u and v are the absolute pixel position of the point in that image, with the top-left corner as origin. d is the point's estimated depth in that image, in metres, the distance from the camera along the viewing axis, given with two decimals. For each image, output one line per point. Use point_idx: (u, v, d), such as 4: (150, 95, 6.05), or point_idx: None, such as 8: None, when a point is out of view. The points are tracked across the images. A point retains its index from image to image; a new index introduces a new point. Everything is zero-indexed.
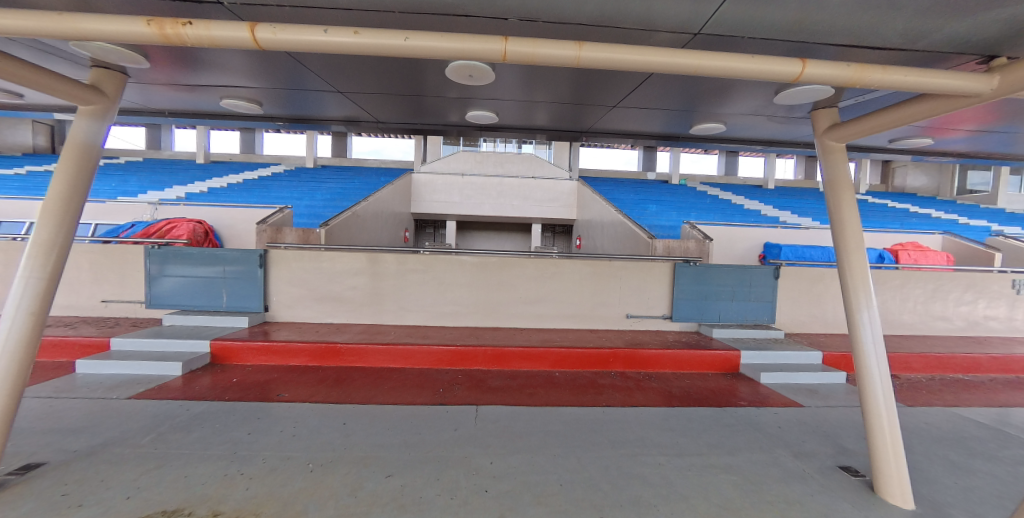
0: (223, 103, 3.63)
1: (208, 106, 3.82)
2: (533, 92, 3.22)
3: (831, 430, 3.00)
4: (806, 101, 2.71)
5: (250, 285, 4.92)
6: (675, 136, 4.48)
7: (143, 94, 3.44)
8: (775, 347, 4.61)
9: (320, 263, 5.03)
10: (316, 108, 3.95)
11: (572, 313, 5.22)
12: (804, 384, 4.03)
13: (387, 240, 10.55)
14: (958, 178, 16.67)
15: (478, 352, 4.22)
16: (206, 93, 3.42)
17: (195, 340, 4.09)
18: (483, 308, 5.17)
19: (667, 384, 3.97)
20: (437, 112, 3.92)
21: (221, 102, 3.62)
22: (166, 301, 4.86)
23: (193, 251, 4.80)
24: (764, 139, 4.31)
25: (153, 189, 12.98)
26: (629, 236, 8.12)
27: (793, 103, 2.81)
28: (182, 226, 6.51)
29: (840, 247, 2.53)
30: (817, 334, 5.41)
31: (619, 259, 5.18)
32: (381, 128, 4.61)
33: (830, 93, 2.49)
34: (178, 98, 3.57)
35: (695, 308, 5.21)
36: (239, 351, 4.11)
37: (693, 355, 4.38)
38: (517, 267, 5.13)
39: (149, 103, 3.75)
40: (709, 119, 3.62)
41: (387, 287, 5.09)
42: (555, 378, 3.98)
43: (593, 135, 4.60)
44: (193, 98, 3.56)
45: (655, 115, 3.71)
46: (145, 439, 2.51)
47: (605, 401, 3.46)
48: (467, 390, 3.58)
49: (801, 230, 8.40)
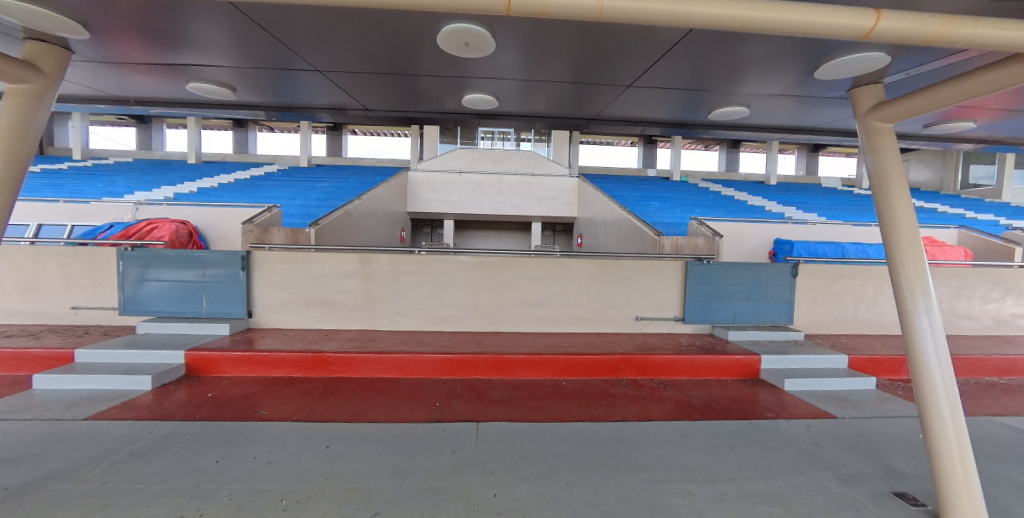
0: (188, 86, 3.26)
1: (172, 90, 3.43)
2: (539, 70, 2.89)
3: (874, 447, 2.68)
4: (848, 74, 2.41)
5: (232, 289, 4.58)
6: (692, 124, 4.17)
7: (94, 75, 3.05)
8: (797, 351, 4.30)
9: (309, 266, 4.70)
10: (300, 94, 3.61)
11: (578, 316, 4.90)
12: (832, 391, 3.71)
13: (383, 239, 10.19)
14: (961, 171, 16.64)
15: (478, 360, 3.88)
16: (174, 76, 3.09)
17: (169, 351, 3.74)
18: (484, 312, 4.85)
19: (684, 393, 3.65)
20: (433, 98, 3.61)
21: (185, 85, 3.24)
22: (141, 307, 4.54)
23: (172, 253, 4.51)
24: (785, 126, 4.00)
25: (141, 189, 12.60)
26: (635, 234, 7.79)
27: (832, 78, 2.51)
28: (164, 227, 6.22)
29: (892, 243, 2.22)
30: (839, 335, 5.09)
31: (628, 258, 4.86)
32: (369, 116, 4.24)
33: (886, 60, 2.21)
34: (138, 81, 3.20)
35: (708, 309, 4.92)
36: (219, 361, 3.76)
37: (709, 360, 4.07)
38: (519, 267, 4.81)
39: (102, 87, 3.35)
40: (730, 101, 3.30)
41: (380, 289, 4.76)
42: (562, 388, 3.65)
43: (602, 123, 4.27)
44: (152, 81, 3.18)
45: (672, 98, 3.39)
46: (96, 471, 2.17)
47: (619, 414, 3.13)
48: (467, 403, 3.26)
49: (810, 226, 8.13)
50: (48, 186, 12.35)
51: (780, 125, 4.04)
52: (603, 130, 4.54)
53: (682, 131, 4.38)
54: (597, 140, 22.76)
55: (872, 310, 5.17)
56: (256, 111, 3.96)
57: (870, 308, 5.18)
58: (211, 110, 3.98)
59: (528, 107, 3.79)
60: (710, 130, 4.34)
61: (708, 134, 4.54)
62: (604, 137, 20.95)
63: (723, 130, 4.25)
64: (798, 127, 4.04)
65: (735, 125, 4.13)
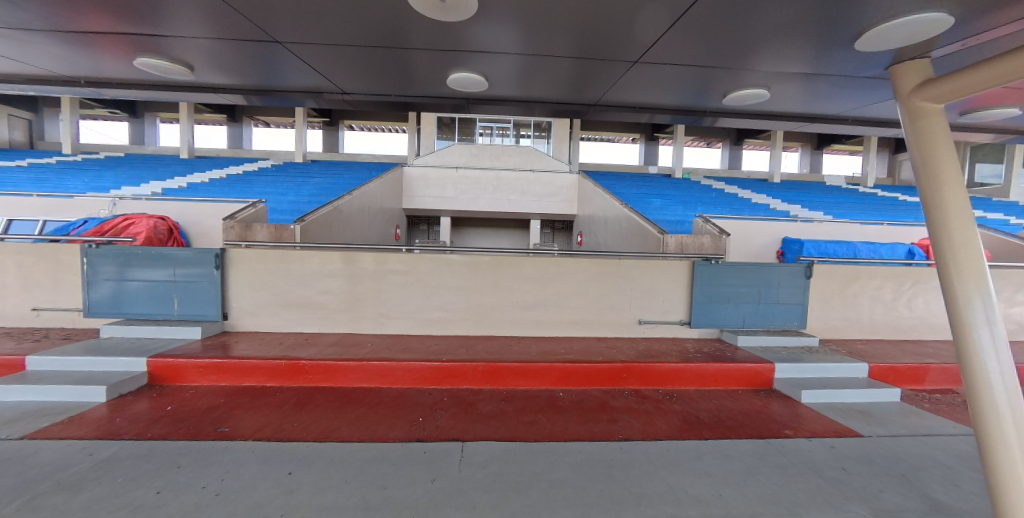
0: (137, 62, 2.94)
1: (124, 67, 3.12)
2: (535, 44, 2.57)
3: (911, 472, 2.37)
4: (893, 43, 2.09)
5: (205, 290, 4.26)
6: (702, 111, 3.84)
7: (25, 46, 2.72)
8: (811, 359, 3.99)
9: (288, 265, 4.39)
10: (272, 75, 3.31)
11: (576, 319, 4.59)
12: (853, 404, 3.40)
13: (375, 236, 9.85)
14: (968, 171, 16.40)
15: (467, 368, 3.56)
16: (117, 48, 2.75)
17: (129, 357, 3.42)
18: (476, 315, 4.53)
19: (692, 406, 3.33)
20: (414, 76, 3.27)
21: (134, 61, 2.93)
22: (106, 309, 4.22)
23: (140, 251, 4.20)
24: (803, 112, 3.68)
25: (128, 184, 12.24)
26: (636, 232, 7.47)
27: (875, 49, 2.19)
28: (140, 223, 5.91)
29: (942, 242, 1.90)
30: (854, 341, 4.76)
31: (630, 257, 4.56)
32: (350, 101, 3.95)
33: (949, 22, 1.89)
34: (81, 55, 2.89)
35: (715, 311, 4.61)
36: (185, 369, 3.44)
37: (718, 369, 3.75)
38: (514, 267, 4.49)
39: (41, 62, 3.03)
40: (745, 81, 2.97)
41: (364, 290, 4.44)
42: (559, 400, 3.33)
43: (604, 110, 3.96)
44: (95, 54, 2.86)
45: (683, 78, 3.07)
46: (11, 508, 1.86)
47: (621, 432, 2.82)
48: (452, 418, 2.94)
49: (819, 225, 7.83)
50: (33, 180, 12.02)
51: (796, 113, 3.72)
52: (605, 118, 4.24)
53: (690, 119, 4.07)
54: (597, 137, 22.44)
55: (890, 313, 4.85)
56: (218, 93, 3.63)
57: (888, 312, 4.85)
58: (182, 94, 3.72)
59: (522, 89, 3.47)
60: (721, 118, 4.01)
61: (718, 123, 4.23)
62: (604, 134, 20.62)
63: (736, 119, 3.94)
64: (818, 116, 3.71)
65: (749, 112, 3.81)
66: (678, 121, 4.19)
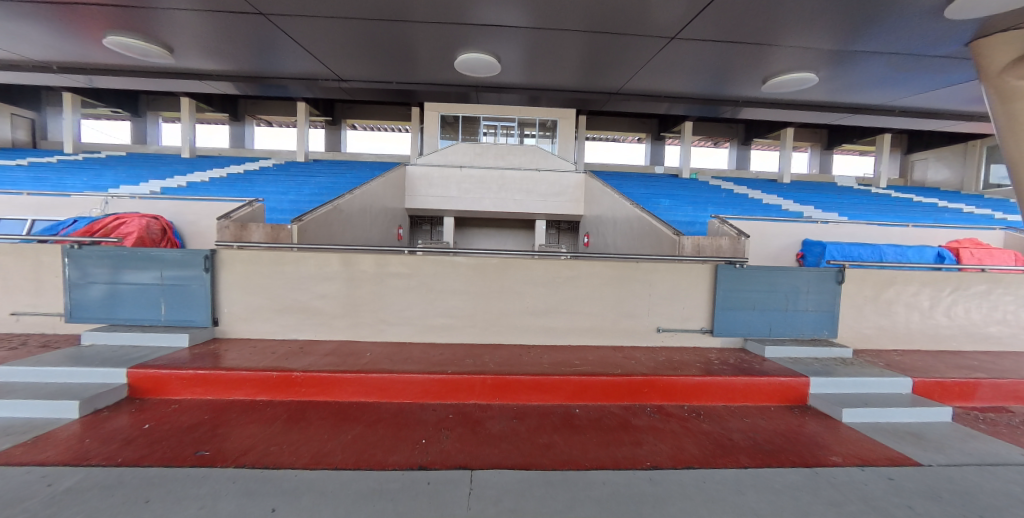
0: (108, 43, 2.68)
1: (96, 48, 2.86)
2: (553, 14, 2.29)
3: (990, 512, 2.05)
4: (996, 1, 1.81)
5: (194, 293, 3.99)
6: (732, 99, 3.56)
7: None
8: (848, 372, 3.67)
9: (282, 267, 4.12)
10: (265, 59, 3.08)
11: (591, 326, 4.29)
12: (900, 425, 3.08)
13: (377, 237, 9.57)
14: (983, 170, 16.60)
15: (474, 381, 3.26)
16: (80, 23, 2.46)
17: (108, 368, 3.14)
18: (483, 321, 4.23)
19: (723, 425, 3.02)
20: (417, 57, 2.97)
21: (104, 41, 2.67)
22: (89, 313, 3.96)
23: (125, 251, 3.93)
24: (839, 101, 3.39)
25: (127, 183, 12.04)
26: (648, 233, 7.17)
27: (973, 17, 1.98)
28: (132, 222, 5.66)
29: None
30: (889, 351, 4.43)
31: (648, 259, 4.27)
32: (347, 89, 3.72)
33: None
34: (45, 35, 2.63)
35: (739, 319, 4.31)
36: (167, 381, 3.15)
37: (748, 383, 3.44)
38: (524, 270, 4.20)
39: (7, 45, 2.81)
40: (784, 58, 2.67)
41: (364, 295, 4.16)
42: (575, 419, 3.03)
43: (625, 98, 3.68)
44: (60, 33, 2.59)
45: (717, 58, 2.77)
46: None
47: (648, 457, 2.51)
48: (459, 440, 2.64)
49: (839, 226, 7.51)
50: (33, 179, 11.87)
51: (832, 101, 3.43)
52: (625, 108, 3.96)
53: (717, 109, 3.79)
54: (603, 136, 22.19)
55: (927, 322, 4.52)
56: (202, 75, 3.39)
57: (924, 320, 4.52)
58: (169, 82, 3.52)
59: (535, 72, 3.18)
60: (750, 109, 3.73)
61: (746, 113, 3.95)
62: (609, 134, 20.34)
63: (767, 109, 3.65)
64: (864, 107, 3.48)
65: (784, 101, 3.52)
66: (703, 111, 3.91)
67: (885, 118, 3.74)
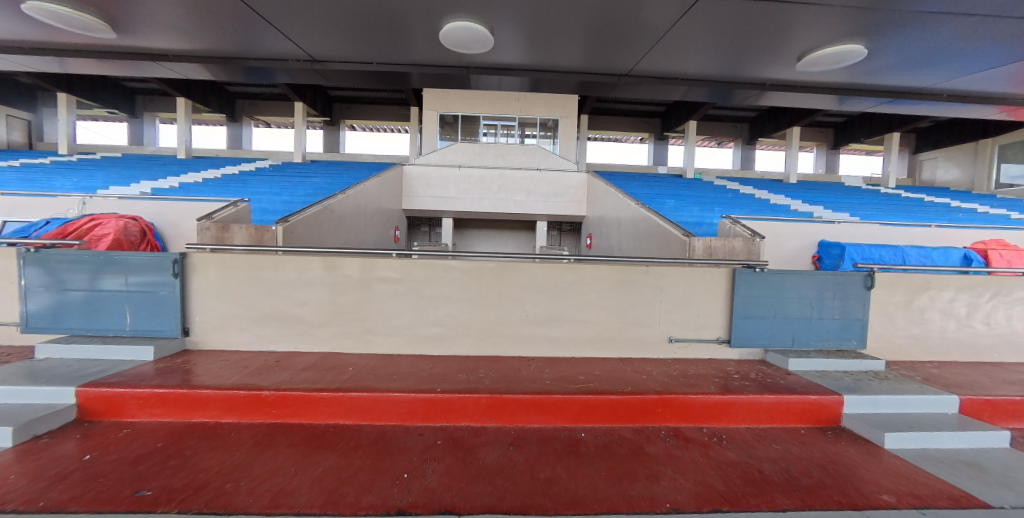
0: (35, 14, 2.33)
1: (31, 22, 2.52)
2: None
3: None
4: None
5: (161, 301, 3.63)
6: (756, 82, 3.24)
7: None
8: (885, 388, 3.29)
9: (259, 272, 3.77)
10: (231, 36, 2.76)
11: (597, 336, 3.92)
12: (953, 452, 2.69)
13: (371, 239, 9.22)
14: (994, 169, 16.13)
15: (467, 401, 2.89)
16: None
17: (54, 386, 2.78)
18: (479, 331, 3.87)
19: (750, 453, 2.64)
20: (400, 30, 2.62)
21: (30, 12, 2.33)
22: (47, 323, 3.61)
23: (85, 255, 3.58)
24: (872, 83, 3.09)
25: (117, 183, 11.75)
26: (655, 234, 6.81)
27: None
28: (108, 224, 5.35)
29: None
30: (924, 363, 4.05)
31: (658, 263, 3.91)
32: (326, 73, 3.42)
33: None
34: None
35: (760, 328, 3.94)
36: (121, 401, 2.78)
37: (774, 402, 3.07)
38: (523, 274, 3.84)
39: None
40: (821, 26, 2.33)
41: (348, 302, 3.80)
42: (581, 445, 2.66)
43: (636, 82, 3.34)
44: None
45: (746, 26, 2.41)
46: None
47: (667, 497, 2.14)
48: (447, 474, 2.28)
49: (856, 226, 7.14)
50: (22, 180, 11.63)
51: (864, 83, 3.12)
52: (636, 94, 3.65)
53: (738, 94, 3.48)
54: (604, 136, 21.87)
55: (964, 330, 4.15)
56: (162, 55, 3.07)
57: (961, 329, 4.15)
58: (133, 64, 3.24)
59: (535, 49, 2.85)
60: (774, 93, 3.42)
61: (768, 98, 3.64)
62: (611, 134, 20.00)
63: (794, 93, 3.34)
64: (905, 90, 3.17)
65: (814, 84, 3.21)
66: (723, 97, 3.60)
67: (919, 102, 3.43)
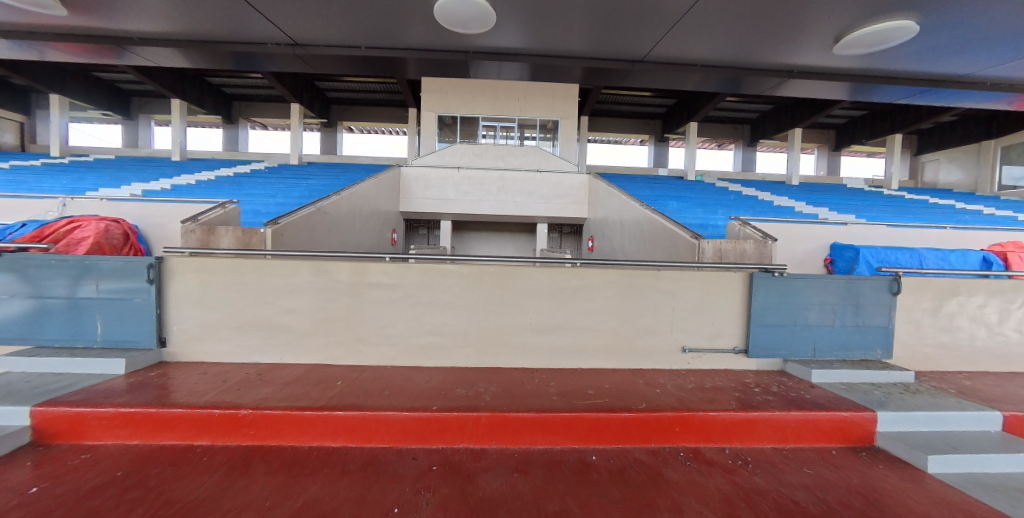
0: None
1: None
2: None
3: None
4: None
5: (135, 309, 3.36)
6: (782, 68, 3.04)
7: None
8: (921, 403, 3.03)
9: (242, 278, 3.50)
10: (204, 17, 2.54)
11: (606, 346, 3.66)
12: (1005, 477, 2.44)
13: (367, 242, 8.97)
14: (996, 170, 15.92)
15: (466, 420, 2.62)
16: None
17: (8, 405, 2.50)
18: (479, 341, 3.61)
19: (780, 479, 2.38)
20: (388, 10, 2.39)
21: None
22: (10, 333, 3.33)
23: (53, 259, 3.31)
24: (908, 69, 2.90)
25: (108, 185, 11.47)
26: (661, 236, 6.57)
27: None
28: (87, 226, 5.04)
29: None
30: (954, 374, 3.80)
31: (669, 267, 3.66)
32: (313, 59, 3.19)
33: None
34: None
35: (779, 336, 3.69)
36: (81, 421, 2.50)
37: (801, 420, 2.81)
38: (526, 279, 3.58)
39: None
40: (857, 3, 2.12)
41: (339, 310, 3.54)
42: (593, 471, 2.39)
43: (652, 68, 3.11)
44: None
45: (775, 2, 2.19)
46: None
47: None
48: (442, 507, 2.01)
49: (868, 228, 6.92)
50: (9, 182, 11.33)
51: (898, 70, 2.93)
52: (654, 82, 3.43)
53: (763, 83, 3.27)
54: (605, 138, 21.69)
55: (994, 338, 3.91)
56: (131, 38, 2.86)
57: (992, 337, 3.91)
58: (106, 49, 3.03)
59: (542, 29, 2.61)
60: (800, 82, 3.22)
61: (792, 87, 3.45)
62: (611, 136, 19.80)
63: (822, 81, 3.14)
64: (944, 78, 2.98)
65: (844, 71, 3.02)
66: (746, 85, 3.38)
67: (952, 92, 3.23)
